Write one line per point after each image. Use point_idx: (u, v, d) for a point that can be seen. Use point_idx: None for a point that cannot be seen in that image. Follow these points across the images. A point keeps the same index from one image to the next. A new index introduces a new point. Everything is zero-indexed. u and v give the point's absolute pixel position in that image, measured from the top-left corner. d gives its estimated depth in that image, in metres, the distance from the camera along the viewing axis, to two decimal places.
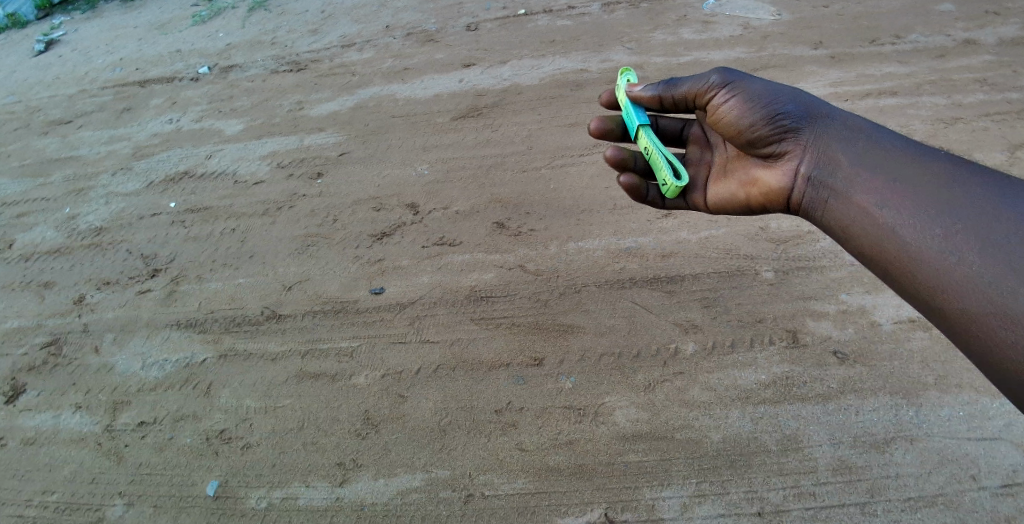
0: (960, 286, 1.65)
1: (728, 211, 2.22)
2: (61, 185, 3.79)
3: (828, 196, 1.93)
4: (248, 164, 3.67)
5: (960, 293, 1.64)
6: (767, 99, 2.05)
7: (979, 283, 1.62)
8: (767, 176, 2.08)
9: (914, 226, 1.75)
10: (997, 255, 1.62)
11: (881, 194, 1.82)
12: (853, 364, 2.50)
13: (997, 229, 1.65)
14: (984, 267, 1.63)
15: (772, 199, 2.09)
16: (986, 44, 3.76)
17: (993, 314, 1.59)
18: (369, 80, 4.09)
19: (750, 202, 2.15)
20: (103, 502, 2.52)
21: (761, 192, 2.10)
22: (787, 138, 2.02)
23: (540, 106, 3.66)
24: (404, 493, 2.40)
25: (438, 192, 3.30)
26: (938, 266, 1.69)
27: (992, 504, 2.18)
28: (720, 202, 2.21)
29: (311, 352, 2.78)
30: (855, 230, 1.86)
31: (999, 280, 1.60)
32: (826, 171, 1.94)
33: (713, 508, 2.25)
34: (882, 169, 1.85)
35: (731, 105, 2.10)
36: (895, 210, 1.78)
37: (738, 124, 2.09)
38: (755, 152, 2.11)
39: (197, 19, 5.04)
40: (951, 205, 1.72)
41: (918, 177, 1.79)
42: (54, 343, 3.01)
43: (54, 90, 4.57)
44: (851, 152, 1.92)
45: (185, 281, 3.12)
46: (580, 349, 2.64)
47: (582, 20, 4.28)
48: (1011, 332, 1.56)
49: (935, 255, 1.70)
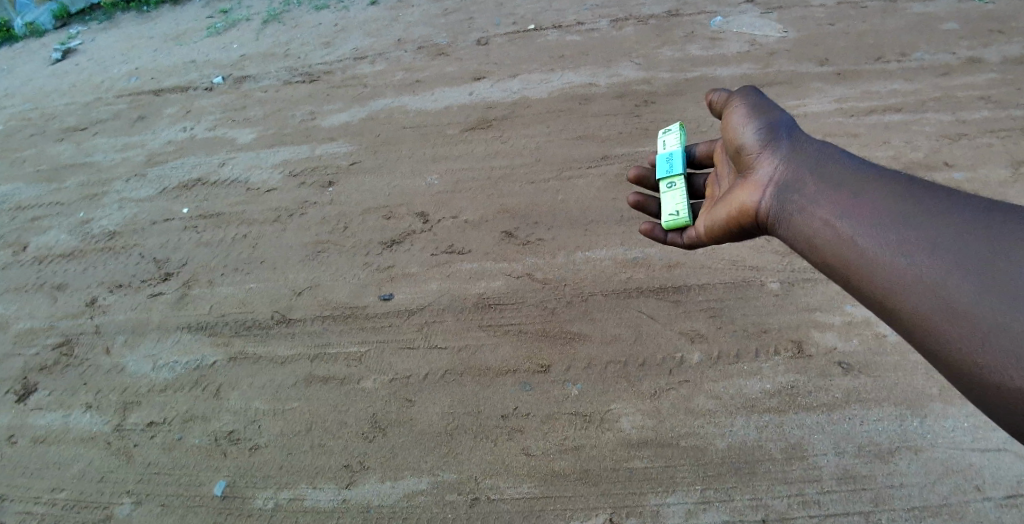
0: (919, 290, 1.58)
1: (707, 235, 2.11)
2: (75, 189, 3.86)
3: (791, 207, 1.86)
4: (260, 172, 3.72)
5: (920, 298, 1.57)
6: (760, 117, 2.05)
7: (930, 284, 1.56)
8: (741, 189, 2.00)
9: (870, 233, 1.68)
10: (949, 254, 1.57)
11: (841, 205, 1.76)
12: (857, 374, 2.51)
13: (949, 230, 1.59)
14: (934, 267, 1.57)
15: (743, 214, 1.97)
16: (990, 63, 3.81)
17: (945, 315, 1.53)
18: (381, 92, 4.16)
19: (723, 219, 2.03)
20: (112, 501, 2.54)
21: (734, 206, 2.01)
22: (766, 150, 1.97)
23: (549, 119, 3.72)
24: (411, 496, 2.41)
25: (448, 202, 3.34)
26: (893, 269, 1.62)
27: (996, 514, 2.19)
28: (702, 224, 2.12)
29: (320, 356, 2.81)
30: (816, 241, 1.78)
31: (948, 280, 1.55)
32: (795, 183, 1.87)
33: (718, 515, 2.27)
34: (845, 184, 1.79)
35: (730, 118, 2.11)
36: (854, 220, 1.72)
37: (732, 139, 2.09)
38: (740, 170, 2.05)
39: (212, 31, 5.13)
40: (905, 211, 1.66)
41: (879, 189, 1.74)
42: (66, 343, 3.05)
43: (70, 97, 4.65)
44: (818, 169, 1.86)
45: (197, 285, 3.17)
46: (587, 356, 2.66)
47: (591, 36, 4.34)
48: (964, 327, 1.50)
49: (889, 259, 1.63)
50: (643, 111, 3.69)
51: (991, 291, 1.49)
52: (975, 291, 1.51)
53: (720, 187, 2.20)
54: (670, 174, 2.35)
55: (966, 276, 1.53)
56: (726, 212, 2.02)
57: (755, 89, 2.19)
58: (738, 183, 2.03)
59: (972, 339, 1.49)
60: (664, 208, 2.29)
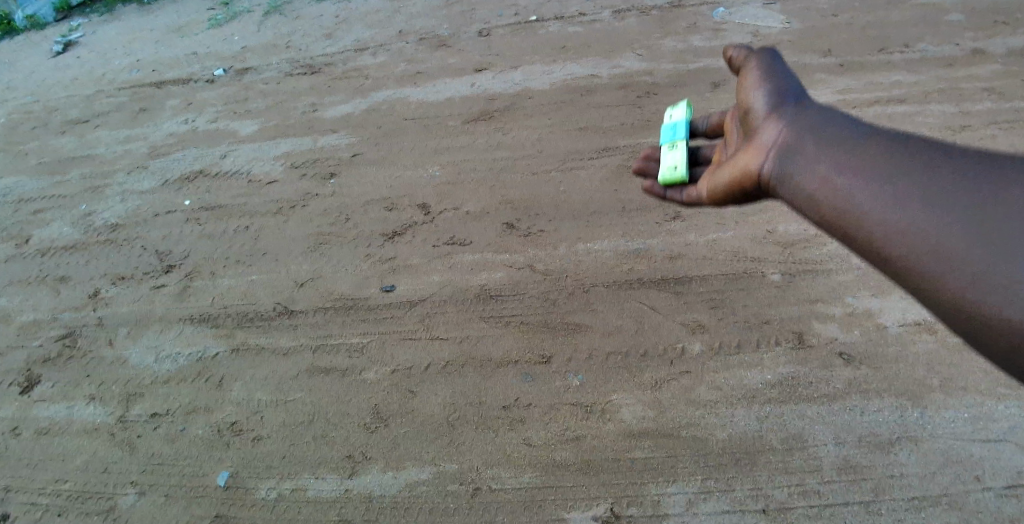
0: (913, 241, 1.42)
1: (710, 200, 1.94)
2: (77, 182, 3.86)
3: (791, 167, 1.67)
4: (262, 164, 3.72)
5: (914, 249, 1.41)
6: (772, 79, 1.88)
7: (927, 234, 1.40)
8: (745, 152, 1.82)
9: (862, 185, 1.52)
10: (944, 204, 1.41)
11: (842, 163, 1.58)
12: (858, 365, 2.51)
13: (943, 180, 1.43)
14: (929, 216, 1.41)
15: (744, 178, 1.80)
16: (994, 54, 3.79)
17: (943, 265, 1.37)
18: (383, 84, 4.15)
19: (726, 182, 1.86)
20: (115, 492, 2.55)
21: (737, 170, 1.83)
22: (774, 112, 1.79)
23: (551, 111, 3.71)
24: (413, 486, 2.42)
25: (450, 194, 3.34)
26: (883, 221, 1.46)
27: (997, 505, 2.18)
28: (705, 186, 1.95)
29: (322, 347, 2.82)
30: (811, 199, 1.60)
31: (944, 230, 1.39)
32: (798, 144, 1.68)
33: (718, 505, 2.27)
34: (848, 140, 1.61)
35: (744, 81, 1.95)
36: (847, 173, 1.55)
37: (743, 101, 1.92)
38: (747, 135, 1.87)
39: (213, 23, 5.12)
40: (901, 164, 1.49)
41: (878, 145, 1.56)
42: (69, 335, 3.06)
43: (71, 90, 4.65)
44: (824, 128, 1.67)
45: (200, 277, 3.18)
46: (589, 347, 2.67)
47: (593, 27, 4.33)
48: (963, 280, 1.35)
49: (884, 213, 1.46)
50: (645, 102, 3.68)
51: (989, 237, 1.34)
52: (972, 238, 1.35)
53: (726, 152, 2.02)
54: (673, 138, 2.21)
55: (961, 224, 1.38)
56: (728, 176, 1.85)
57: (775, 51, 2.01)
58: (744, 145, 1.85)
59: (972, 288, 1.34)
60: (663, 163, 2.15)
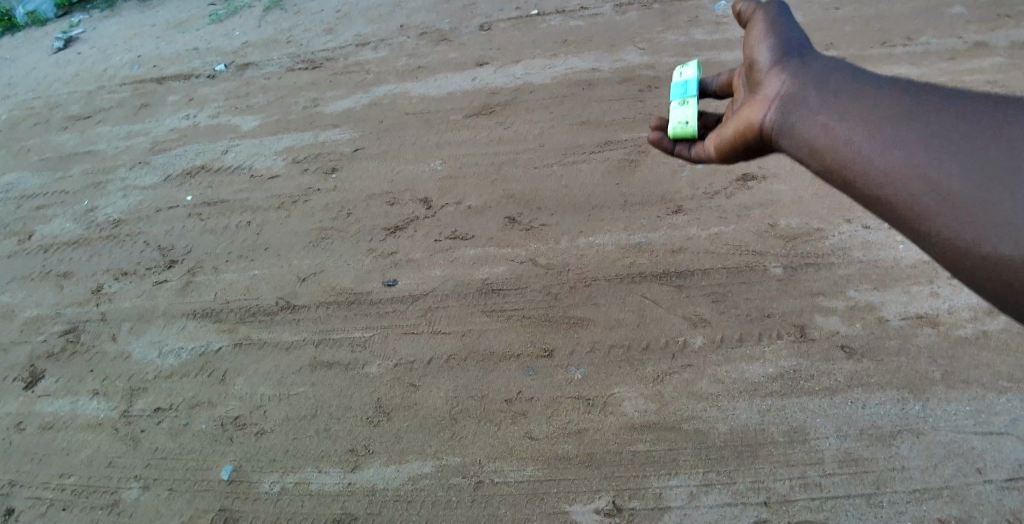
0: (911, 181, 1.32)
1: (715, 157, 1.87)
2: (79, 178, 3.87)
3: (794, 118, 1.57)
4: (263, 159, 3.72)
5: (913, 190, 1.31)
6: (777, 31, 1.78)
7: (927, 172, 1.30)
8: (749, 106, 1.73)
9: (861, 131, 1.42)
10: (944, 141, 1.31)
11: (844, 110, 1.48)
12: (860, 358, 2.51)
13: (942, 117, 1.33)
14: (930, 154, 1.31)
15: (747, 132, 1.72)
16: (997, 47, 3.77)
17: (945, 204, 1.27)
18: (384, 78, 4.15)
19: (729, 137, 1.79)
20: (120, 486, 2.56)
21: (741, 124, 1.74)
22: (777, 65, 1.70)
23: (553, 105, 3.71)
24: (416, 479, 2.43)
25: (451, 188, 3.35)
26: (881, 164, 1.36)
27: (998, 497, 2.18)
28: (710, 144, 1.88)
29: (324, 341, 2.83)
30: (815, 149, 1.51)
31: (946, 167, 1.28)
32: (801, 94, 1.59)
33: (720, 497, 2.27)
34: (850, 89, 1.51)
35: (750, 32, 1.85)
36: (849, 120, 1.45)
37: (747, 55, 1.82)
38: (751, 89, 1.78)
39: (214, 18, 5.12)
40: (903, 105, 1.39)
41: (882, 90, 1.46)
42: (72, 331, 3.07)
43: (73, 86, 4.65)
44: (828, 79, 1.58)
45: (202, 272, 3.19)
46: (590, 341, 2.67)
47: (595, 21, 4.32)
48: (963, 218, 1.24)
49: (881, 152, 1.37)
50: (647, 96, 3.67)
51: (991, 171, 1.24)
52: (973, 175, 1.25)
53: (731, 108, 1.93)
54: (684, 95, 2.06)
55: (961, 161, 1.27)
56: (733, 130, 1.76)
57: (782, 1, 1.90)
58: (747, 99, 1.77)
59: (974, 227, 1.23)
60: (671, 119, 2.03)
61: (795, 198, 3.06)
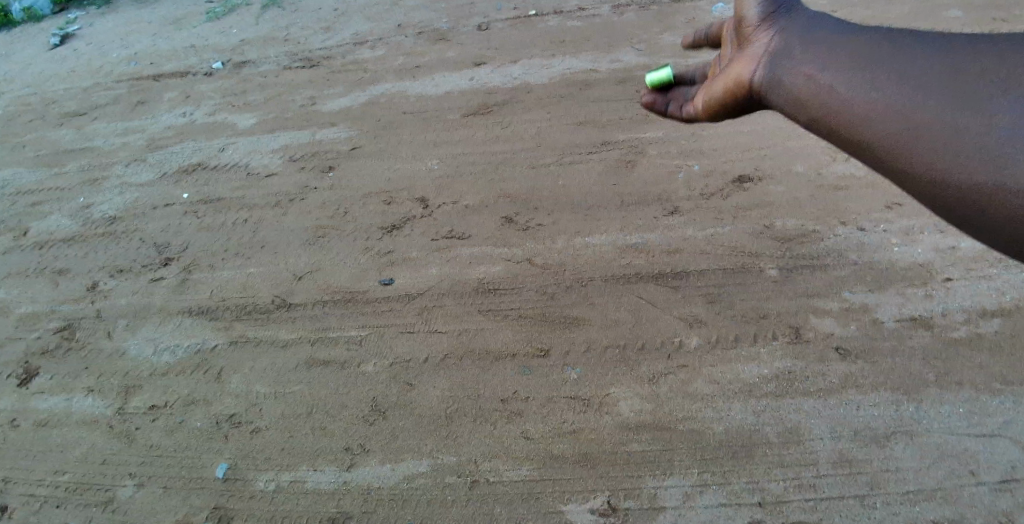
0: (892, 120, 1.38)
1: (705, 114, 1.88)
2: (75, 174, 3.86)
3: (780, 72, 1.61)
4: (260, 157, 3.72)
5: (893, 131, 1.38)
6: None
7: (907, 112, 1.37)
8: (737, 63, 1.74)
9: (843, 77, 1.48)
10: (928, 84, 1.37)
11: (828, 59, 1.53)
12: (855, 360, 2.52)
13: (918, 60, 1.40)
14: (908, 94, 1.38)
15: (737, 89, 1.73)
16: None
17: (922, 142, 1.34)
18: (381, 77, 4.15)
19: (720, 94, 1.80)
20: (114, 483, 2.55)
21: (731, 81, 1.75)
22: (766, 20, 1.69)
23: (550, 105, 3.71)
24: (411, 478, 2.41)
25: (448, 187, 3.35)
26: (862, 106, 1.42)
27: (991, 498, 2.18)
28: (700, 101, 1.89)
29: (321, 339, 2.83)
30: (799, 99, 1.55)
31: (922, 104, 1.36)
32: (786, 47, 1.62)
33: (714, 498, 2.27)
34: (833, 40, 1.56)
35: None
36: (831, 70, 1.51)
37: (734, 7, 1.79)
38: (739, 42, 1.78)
39: (211, 15, 5.11)
40: (884, 50, 1.46)
41: (864, 38, 1.50)
42: (68, 328, 3.06)
43: (69, 82, 4.64)
44: (811, 33, 1.61)
45: (198, 270, 3.18)
46: (586, 340, 2.68)
47: (592, 21, 4.32)
48: (940, 153, 1.32)
49: (863, 96, 1.43)
50: (644, 96, 3.68)
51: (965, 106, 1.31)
52: (948, 110, 1.33)
53: (718, 61, 1.93)
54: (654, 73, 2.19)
55: (938, 99, 1.34)
56: (724, 88, 1.78)
57: None
58: (735, 55, 1.77)
59: (952, 160, 1.30)
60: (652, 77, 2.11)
61: (792, 199, 3.07)
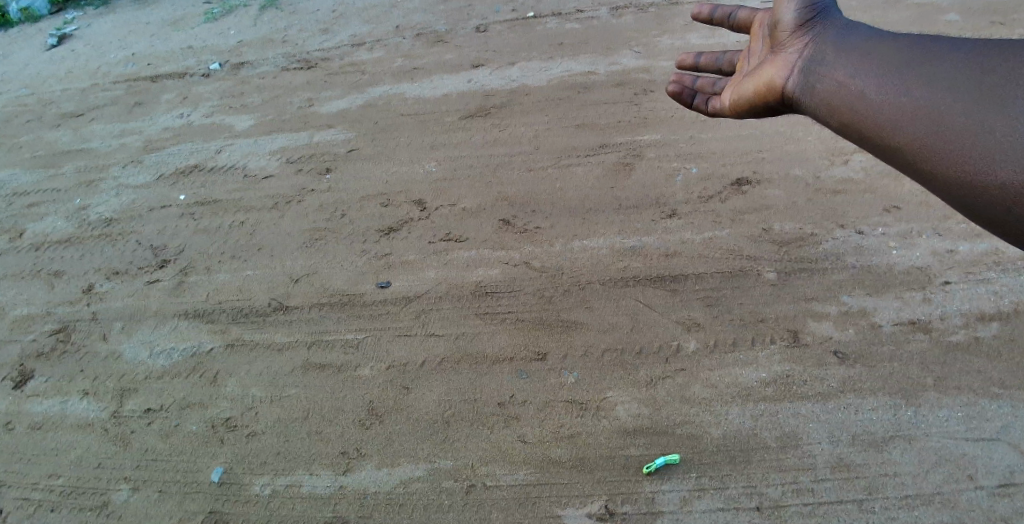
0: (920, 124, 1.45)
1: (733, 110, 1.93)
2: (72, 176, 3.84)
3: (813, 79, 1.68)
4: (257, 159, 3.71)
5: (922, 133, 1.44)
6: None
7: (931, 115, 1.44)
8: (771, 65, 1.80)
9: (873, 83, 1.55)
10: (948, 90, 1.43)
11: (859, 65, 1.60)
12: (853, 364, 2.52)
13: (939, 64, 1.47)
14: (934, 95, 1.44)
15: (769, 91, 1.80)
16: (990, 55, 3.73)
17: (948, 144, 1.40)
18: (380, 79, 4.14)
19: (750, 94, 1.86)
20: (109, 487, 2.53)
21: (763, 83, 1.81)
22: (800, 30, 1.75)
23: (549, 107, 3.70)
24: (406, 483, 2.40)
25: (445, 190, 3.34)
26: (893, 110, 1.50)
27: (988, 503, 2.17)
28: (728, 97, 1.94)
29: (317, 343, 2.82)
30: (832, 105, 1.62)
31: (946, 108, 1.42)
32: (819, 53, 1.69)
33: (712, 502, 2.26)
34: (865, 49, 1.62)
35: None
36: (863, 75, 1.58)
37: (773, 13, 1.83)
38: (771, 46, 1.83)
39: (209, 16, 5.10)
40: (909, 57, 1.52)
41: (894, 43, 1.58)
42: (63, 330, 3.05)
43: (67, 83, 4.63)
44: (842, 40, 1.67)
45: (194, 272, 3.17)
46: (583, 345, 2.67)
47: (590, 24, 4.32)
48: (965, 156, 1.38)
49: (891, 102, 1.51)
50: (642, 99, 3.67)
51: (985, 105, 1.37)
52: (968, 110, 1.39)
53: (747, 61, 1.97)
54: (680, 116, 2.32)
55: (959, 100, 1.41)
56: (756, 88, 1.83)
57: None
58: (768, 56, 1.83)
59: (974, 160, 1.37)
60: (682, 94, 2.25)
61: (790, 203, 3.07)
